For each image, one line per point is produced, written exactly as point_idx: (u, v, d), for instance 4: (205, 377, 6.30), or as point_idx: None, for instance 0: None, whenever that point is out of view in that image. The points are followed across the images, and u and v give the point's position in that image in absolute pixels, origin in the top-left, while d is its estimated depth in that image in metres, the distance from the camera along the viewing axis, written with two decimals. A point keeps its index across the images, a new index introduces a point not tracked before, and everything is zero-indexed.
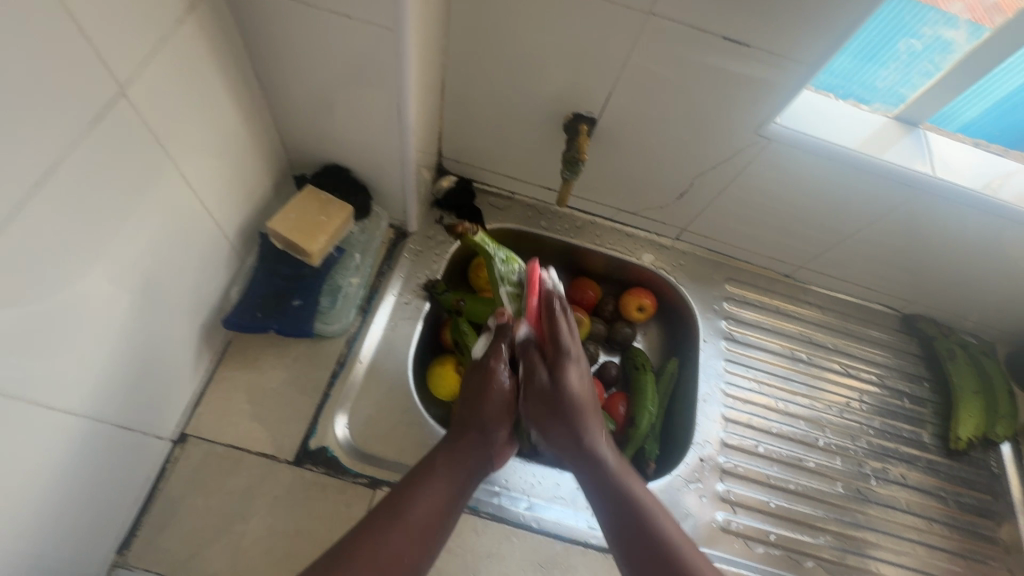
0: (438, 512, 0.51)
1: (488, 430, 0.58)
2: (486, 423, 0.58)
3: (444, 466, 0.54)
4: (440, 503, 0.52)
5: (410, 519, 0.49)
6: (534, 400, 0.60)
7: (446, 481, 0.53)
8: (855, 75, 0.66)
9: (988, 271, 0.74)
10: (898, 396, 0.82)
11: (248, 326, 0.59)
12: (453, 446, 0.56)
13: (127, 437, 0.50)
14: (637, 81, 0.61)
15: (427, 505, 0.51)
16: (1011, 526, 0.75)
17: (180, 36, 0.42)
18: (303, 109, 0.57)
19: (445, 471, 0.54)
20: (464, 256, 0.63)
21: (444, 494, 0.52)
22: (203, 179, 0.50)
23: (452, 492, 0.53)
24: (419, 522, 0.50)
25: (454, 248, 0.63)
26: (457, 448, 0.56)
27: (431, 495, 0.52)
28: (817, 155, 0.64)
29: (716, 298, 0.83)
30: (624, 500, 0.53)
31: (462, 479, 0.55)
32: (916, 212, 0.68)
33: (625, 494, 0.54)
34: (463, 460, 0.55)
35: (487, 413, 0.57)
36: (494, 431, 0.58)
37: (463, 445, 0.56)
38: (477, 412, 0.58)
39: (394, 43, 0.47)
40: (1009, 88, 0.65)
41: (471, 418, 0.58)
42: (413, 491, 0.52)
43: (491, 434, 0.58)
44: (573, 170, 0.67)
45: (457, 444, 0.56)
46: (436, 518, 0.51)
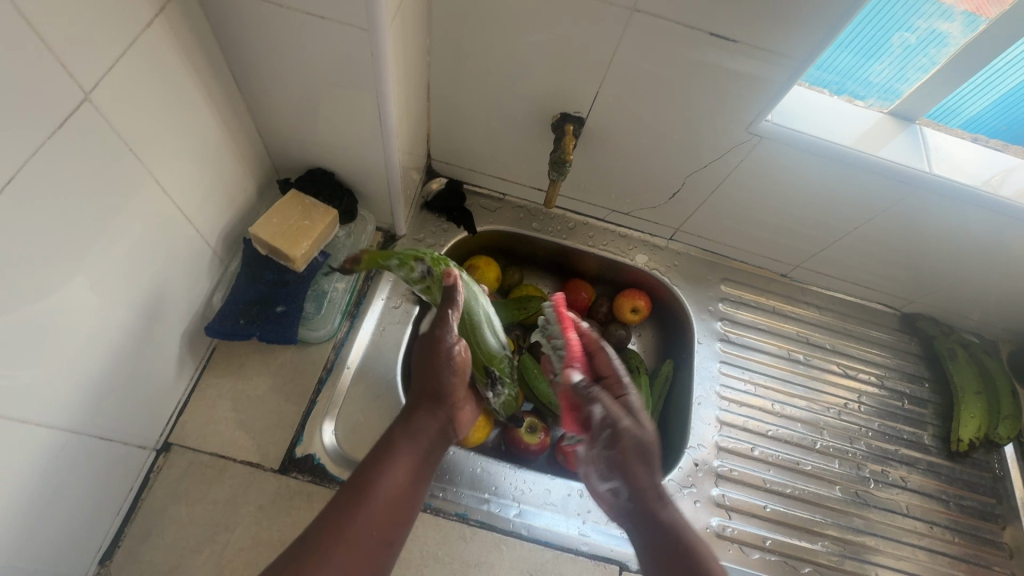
0: (401, 487, 0.46)
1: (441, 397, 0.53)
2: (443, 390, 0.53)
3: (402, 441, 0.49)
4: (404, 478, 0.47)
5: (376, 497, 0.44)
6: (595, 441, 0.54)
7: (409, 457, 0.48)
8: (848, 70, 0.64)
9: (989, 269, 0.73)
10: (898, 397, 0.80)
11: (230, 334, 0.57)
12: (409, 420, 0.51)
13: (106, 448, 0.49)
14: (624, 80, 0.60)
15: (392, 484, 0.45)
16: (1015, 529, 0.73)
17: (149, 39, 0.41)
18: (283, 112, 0.56)
19: (406, 447, 0.48)
20: (414, 266, 0.56)
21: (408, 471, 0.47)
22: (179, 184, 0.49)
23: (415, 466, 0.48)
24: (385, 499, 0.44)
25: (401, 262, 0.56)
26: (413, 420, 0.51)
27: (396, 472, 0.46)
28: (809, 153, 0.62)
29: (711, 298, 0.82)
30: (676, 533, 0.46)
31: (424, 452, 0.50)
32: (913, 209, 0.66)
33: (679, 528, 0.47)
34: (423, 433, 0.51)
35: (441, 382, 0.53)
36: (453, 403, 0.54)
37: (419, 417, 0.51)
38: (431, 380, 0.53)
39: (370, 44, 0.46)
40: (1011, 84, 0.63)
41: (423, 387, 0.53)
42: (375, 470, 0.46)
43: (449, 403, 0.54)
44: (559, 171, 0.65)
45: (412, 417, 0.51)
46: (402, 493, 0.46)
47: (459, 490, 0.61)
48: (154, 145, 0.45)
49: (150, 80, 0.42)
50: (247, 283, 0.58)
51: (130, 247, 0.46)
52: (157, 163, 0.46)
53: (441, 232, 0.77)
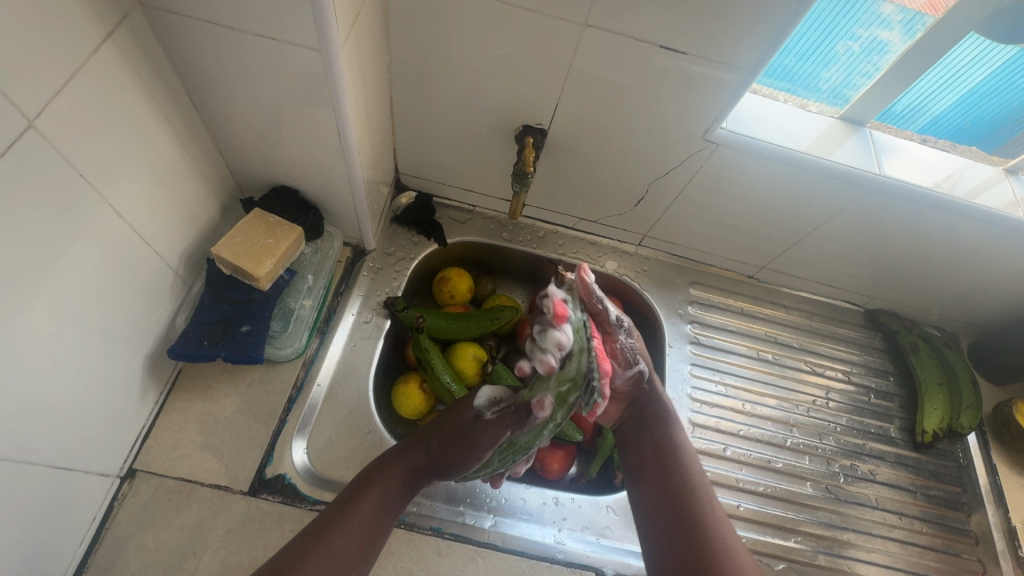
0: (375, 522, 0.50)
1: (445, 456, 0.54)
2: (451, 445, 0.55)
3: (388, 480, 0.52)
4: (375, 517, 0.50)
5: (350, 530, 0.48)
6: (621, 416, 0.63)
7: (384, 496, 0.51)
8: (798, 75, 0.66)
9: (943, 264, 0.75)
10: (865, 392, 0.82)
11: (194, 355, 0.56)
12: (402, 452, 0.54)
13: (66, 477, 0.48)
14: (582, 91, 0.62)
15: (363, 520, 0.49)
16: (981, 516, 0.75)
17: (96, 65, 0.41)
18: (242, 132, 0.56)
19: (384, 484, 0.52)
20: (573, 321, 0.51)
21: (378, 511, 0.50)
22: (135, 208, 0.49)
23: (389, 503, 0.52)
24: (356, 534, 0.48)
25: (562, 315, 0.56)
26: (404, 458, 0.54)
27: (367, 511, 0.50)
28: (764, 158, 0.64)
29: (681, 302, 0.83)
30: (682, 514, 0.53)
31: (400, 493, 0.53)
32: (867, 210, 0.69)
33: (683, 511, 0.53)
34: (409, 468, 0.54)
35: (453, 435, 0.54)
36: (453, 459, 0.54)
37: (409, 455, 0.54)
38: (444, 434, 0.54)
39: (324, 63, 0.47)
40: (978, 78, 0.64)
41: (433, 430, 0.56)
42: (354, 506, 0.50)
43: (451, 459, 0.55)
44: (522, 183, 0.66)
45: (406, 453, 0.54)
46: (372, 526, 0.50)
47: (434, 504, 0.60)
48: (107, 168, 0.45)
49: (99, 104, 0.42)
50: (211, 304, 0.58)
51: (86, 271, 0.45)
52: (110, 187, 0.46)
53: (411, 245, 0.78)
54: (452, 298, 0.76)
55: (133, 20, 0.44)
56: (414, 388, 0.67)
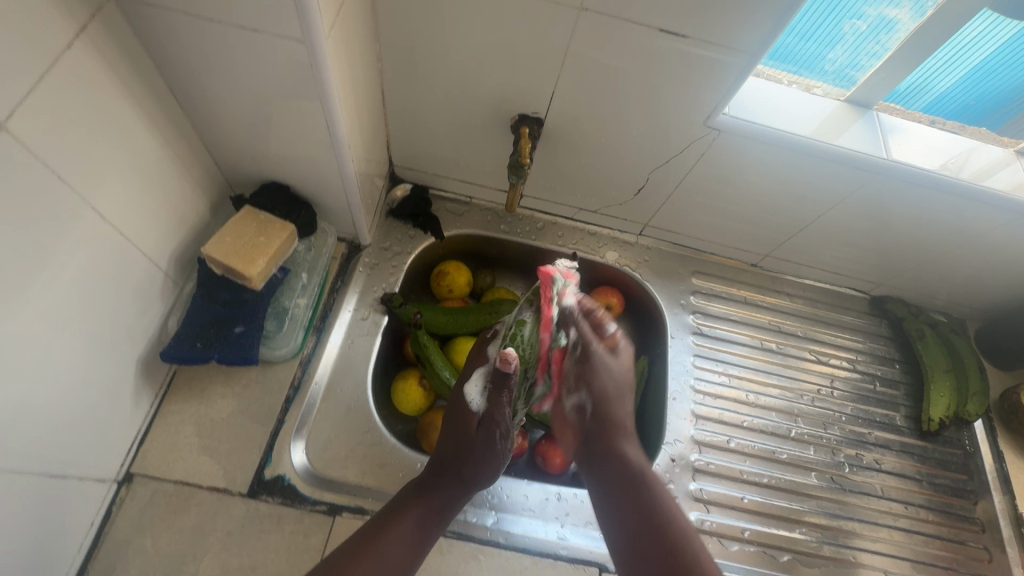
0: (413, 547, 0.48)
1: (471, 472, 0.52)
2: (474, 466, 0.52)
3: (424, 503, 0.50)
4: (414, 540, 0.48)
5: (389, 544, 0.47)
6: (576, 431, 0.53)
7: (422, 518, 0.49)
8: (802, 57, 0.65)
9: (952, 249, 0.73)
10: (870, 380, 0.81)
11: (186, 357, 0.55)
12: (438, 479, 0.52)
13: (61, 485, 0.47)
14: (578, 78, 0.60)
15: (402, 538, 0.47)
16: (987, 504, 0.75)
17: (70, 62, 0.39)
18: (228, 127, 0.55)
19: (422, 508, 0.50)
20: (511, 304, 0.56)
21: (418, 532, 0.49)
22: (119, 210, 0.48)
23: (426, 530, 0.49)
24: (395, 553, 0.46)
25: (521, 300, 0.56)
26: (437, 485, 0.51)
27: (404, 531, 0.48)
28: (768, 144, 0.62)
29: (683, 292, 0.82)
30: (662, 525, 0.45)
31: (435, 521, 0.50)
32: (873, 196, 0.67)
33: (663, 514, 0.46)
34: (444, 498, 0.51)
35: (480, 450, 0.52)
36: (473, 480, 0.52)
37: (443, 485, 0.51)
38: (468, 450, 0.52)
39: (309, 55, 0.45)
40: (983, 55, 0.62)
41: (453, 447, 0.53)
42: (391, 522, 0.48)
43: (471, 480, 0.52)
44: (517, 175, 0.65)
45: (440, 480, 0.52)
46: (411, 551, 0.48)
47: None
48: (87, 169, 0.44)
49: (74, 102, 0.41)
50: (203, 304, 0.56)
51: (71, 276, 0.44)
52: (92, 188, 0.45)
53: (408, 239, 0.76)
54: (450, 292, 0.75)
55: (109, 14, 0.42)
56: (413, 386, 0.66)
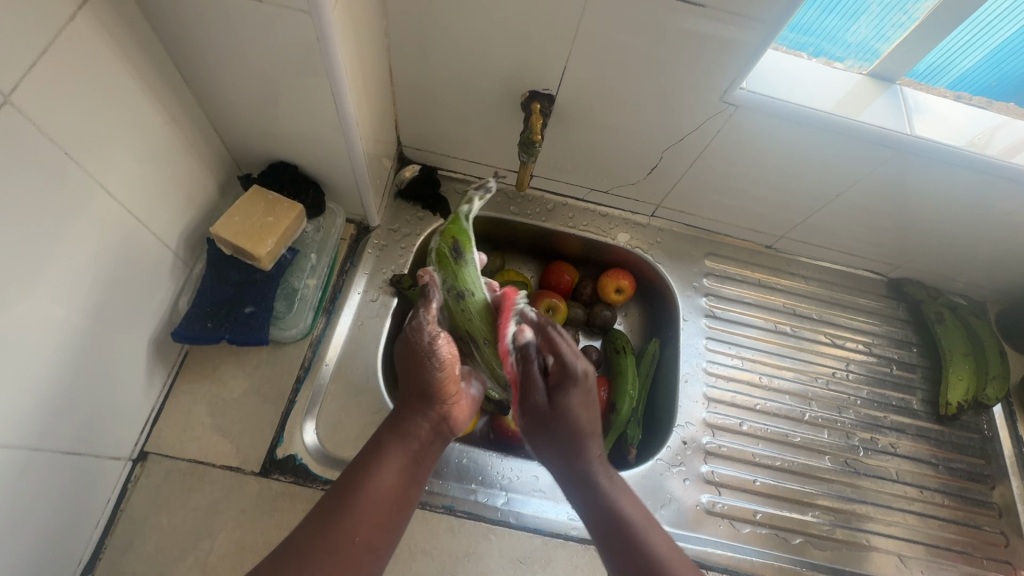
0: (395, 486, 0.45)
1: (433, 394, 0.48)
2: (427, 388, 0.48)
3: (393, 441, 0.46)
4: (394, 482, 0.45)
5: (364, 497, 0.43)
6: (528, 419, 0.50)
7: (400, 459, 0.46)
8: (823, 30, 0.63)
9: (975, 229, 0.71)
10: (887, 363, 0.80)
11: (197, 337, 0.56)
12: (400, 418, 0.48)
13: (77, 463, 0.48)
14: (591, 52, 0.58)
15: (379, 487, 0.44)
16: (1004, 488, 0.74)
17: (72, 36, 0.39)
18: (234, 105, 0.54)
19: (388, 454, 0.45)
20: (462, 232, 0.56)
21: (401, 469, 0.45)
22: (126, 190, 0.47)
23: (406, 470, 0.46)
24: (372, 505, 0.43)
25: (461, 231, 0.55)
26: (400, 419, 0.48)
27: (382, 472, 0.44)
28: (786, 120, 0.60)
29: (696, 274, 0.81)
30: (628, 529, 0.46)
31: (417, 453, 0.47)
32: (895, 174, 0.65)
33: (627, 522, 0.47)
34: (416, 435, 0.47)
35: (427, 379, 0.48)
36: (445, 397, 0.49)
37: (406, 415, 0.48)
38: (418, 377, 0.49)
39: (315, 27, 0.44)
40: (1007, 34, 0.60)
41: (410, 386, 0.49)
42: (356, 476, 0.44)
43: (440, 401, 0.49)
44: (528, 152, 0.64)
45: (403, 415, 0.48)
46: (394, 494, 0.44)
47: (445, 483, 0.60)
48: (94, 147, 0.43)
49: (79, 77, 0.40)
50: (213, 285, 0.56)
51: (82, 255, 0.44)
52: (100, 166, 0.44)
53: (417, 220, 0.75)
54: None
55: None
56: None
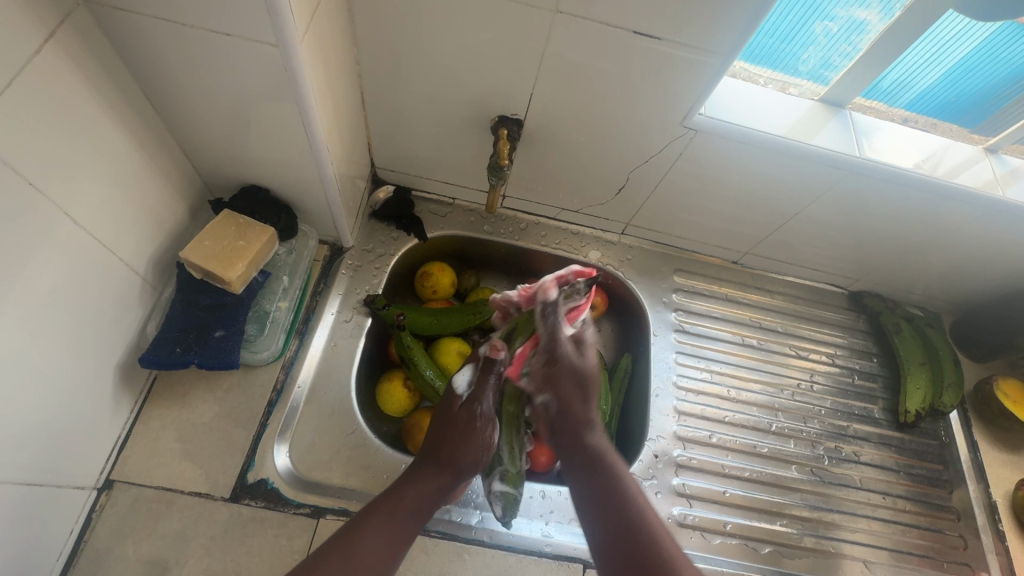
0: (386, 542, 0.47)
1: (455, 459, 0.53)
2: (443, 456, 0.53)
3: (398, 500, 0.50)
4: (390, 540, 0.47)
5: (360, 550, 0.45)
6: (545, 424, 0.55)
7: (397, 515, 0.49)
8: (777, 57, 0.66)
9: (925, 244, 0.75)
10: (849, 374, 0.83)
11: (166, 362, 0.55)
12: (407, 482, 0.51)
13: (39, 494, 0.47)
14: (556, 80, 0.60)
15: (375, 537, 0.46)
16: (962, 492, 0.76)
17: (39, 68, 0.39)
18: (204, 131, 0.54)
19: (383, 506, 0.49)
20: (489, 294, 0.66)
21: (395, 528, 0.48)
22: (93, 217, 0.47)
23: (399, 523, 0.48)
24: (368, 559, 0.45)
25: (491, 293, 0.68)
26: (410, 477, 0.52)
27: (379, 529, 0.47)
28: (743, 143, 0.63)
29: (665, 290, 0.83)
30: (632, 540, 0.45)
31: (417, 511, 0.50)
32: (847, 193, 0.68)
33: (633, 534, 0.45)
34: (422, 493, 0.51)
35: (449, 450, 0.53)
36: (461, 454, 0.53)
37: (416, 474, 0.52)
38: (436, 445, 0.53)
39: (284, 58, 0.45)
40: (962, 54, 0.63)
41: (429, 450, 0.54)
42: (355, 530, 0.46)
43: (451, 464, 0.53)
44: (497, 175, 0.66)
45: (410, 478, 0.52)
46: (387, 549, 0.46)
47: None
48: (59, 175, 0.43)
49: (44, 107, 0.40)
50: (182, 310, 0.56)
51: (45, 282, 0.44)
52: (66, 193, 0.44)
53: (391, 240, 0.76)
54: (435, 293, 0.75)
55: (79, 19, 0.42)
56: (398, 387, 0.66)
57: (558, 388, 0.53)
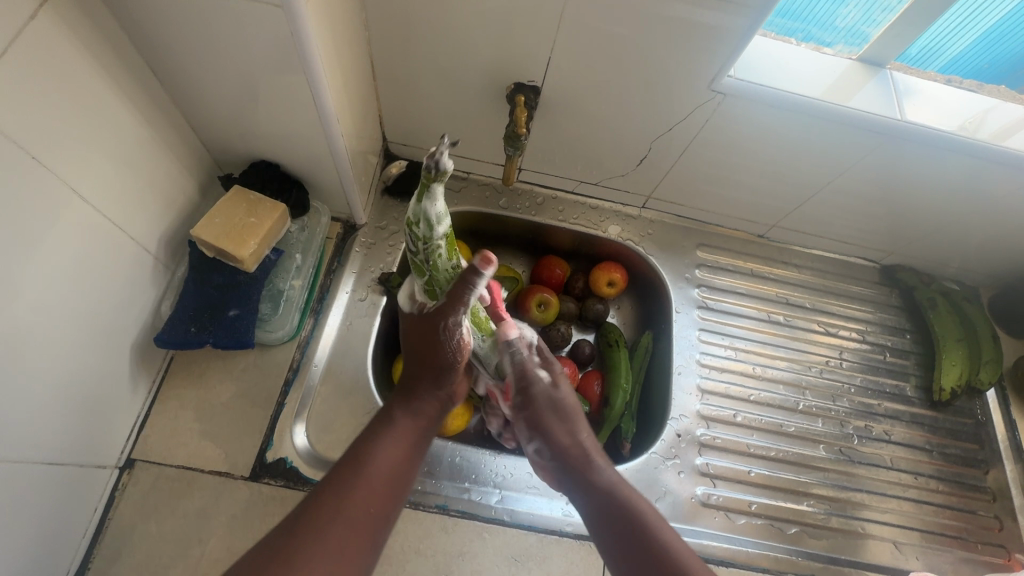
0: (395, 473, 0.46)
1: (444, 373, 0.53)
2: (443, 367, 0.53)
3: (403, 413, 0.51)
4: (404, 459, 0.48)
5: (371, 474, 0.45)
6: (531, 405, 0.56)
7: (409, 431, 0.50)
8: (813, 14, 0.62)
9: (967, 214, 0.71)
10: (880, 351, 0.80)
11: (181, 343, 0.54)
12: (409, 395, 0.52)
13: (62, 473, 0.47)
14: (576, 43, 0.57)
15: (386, 463, 0.46)
16: (998, 472, 0.74)
17: (33, 35, 0.37)
18: (208, 103, 0.52)
19: (405, 428, 0.50)
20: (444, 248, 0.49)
21: (403, 449, 0.48)
22: (99, 195, 0.46)
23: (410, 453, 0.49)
24: (381, 479, 0.45)
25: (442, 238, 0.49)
26: (412, 394, 0.52)
27: (389, 453, 0.47)
28: (775, 107, 0.59)
29: (688, 265, 0.80)
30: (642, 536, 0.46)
31: (422, 427, 0.51)
32: (884, 161, 0.64)
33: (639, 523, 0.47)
34: (423, 412, 0.52)
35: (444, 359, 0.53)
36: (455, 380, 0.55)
37: (419, 391, 0.53)
38: (433, 358, 0.53)
39: (288, 22, 0.42)
40: (999, 15, 0.60)
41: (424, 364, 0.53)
42: (365, 462, 0.45)
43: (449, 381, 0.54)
44: (514, 146, 0.63)
45: (414, 390, 0.53)
46: (398, 469, 0.47)
47: (439, 482, 0.60)
48: (62, 152, 0.42)
49: (41, 77, 0.38)
50: (195, 289, 0.55)
51: (54, 261, 0.43)
52: (70, 170, 0.43)
53: (404, 217, 0.74)
54: None
55: None
56: None
57: (540, 419, 0.55)
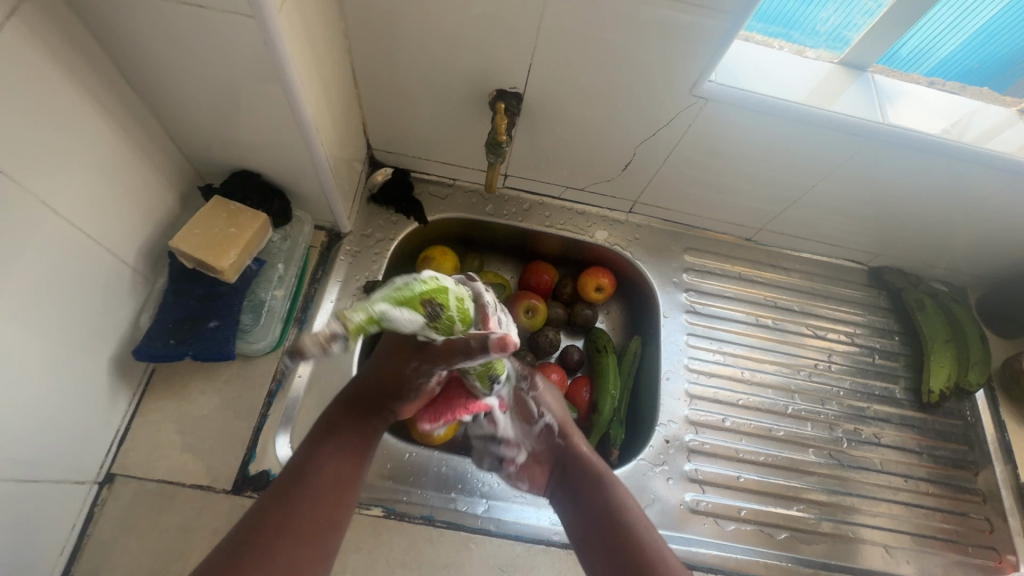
0: (337, 485, 0.47)
1: (403, 389, 0.51)
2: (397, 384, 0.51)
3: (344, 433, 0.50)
4: (347, 470, 0.48)
5: (312, 488, 0.45)
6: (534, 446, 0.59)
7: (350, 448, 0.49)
8: (793, 19, 0.62)
9: (952, 216, 0.71)
10: (869, 353, 0.80)
11: (161, 355, 0.54)
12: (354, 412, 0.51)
13: (37, 490, 0.46)
14: (556, 49, 0.57)
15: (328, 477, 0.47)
16: (988, 473, 0.74)
17: (1, 47, 0.37)
18: (186, 113, 0.52)
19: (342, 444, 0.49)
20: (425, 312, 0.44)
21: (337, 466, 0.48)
22: (74, 207, 0.46)
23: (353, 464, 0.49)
24: (324, 492, 0.46)
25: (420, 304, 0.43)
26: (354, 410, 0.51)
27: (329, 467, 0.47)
28: (757, 112, 0.59)
29: (675, 270, 0.80)
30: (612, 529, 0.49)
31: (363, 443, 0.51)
32: (867, 164, 0.64)
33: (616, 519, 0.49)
34: (364, 427, 0.51)
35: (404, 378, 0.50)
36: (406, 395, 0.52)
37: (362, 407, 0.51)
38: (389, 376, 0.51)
39: (261, 31, 0.42)
40: (987, 16, 0.59)
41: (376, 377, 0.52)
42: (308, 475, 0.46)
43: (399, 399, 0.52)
44: (495, 152, 0.63)
45: (361, 406, 0.51)
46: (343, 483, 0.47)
47: (425, 493, 0.59)
48: (34, 163, 0.41)
49: (10, 88, 0.38)
50: (175, 301, 0.55)
51: (27, 274, 0.42)
52: (42, 182, 0.42)
53: (390, 225, 0.74)
54: None
55: None
56: None
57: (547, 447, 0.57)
